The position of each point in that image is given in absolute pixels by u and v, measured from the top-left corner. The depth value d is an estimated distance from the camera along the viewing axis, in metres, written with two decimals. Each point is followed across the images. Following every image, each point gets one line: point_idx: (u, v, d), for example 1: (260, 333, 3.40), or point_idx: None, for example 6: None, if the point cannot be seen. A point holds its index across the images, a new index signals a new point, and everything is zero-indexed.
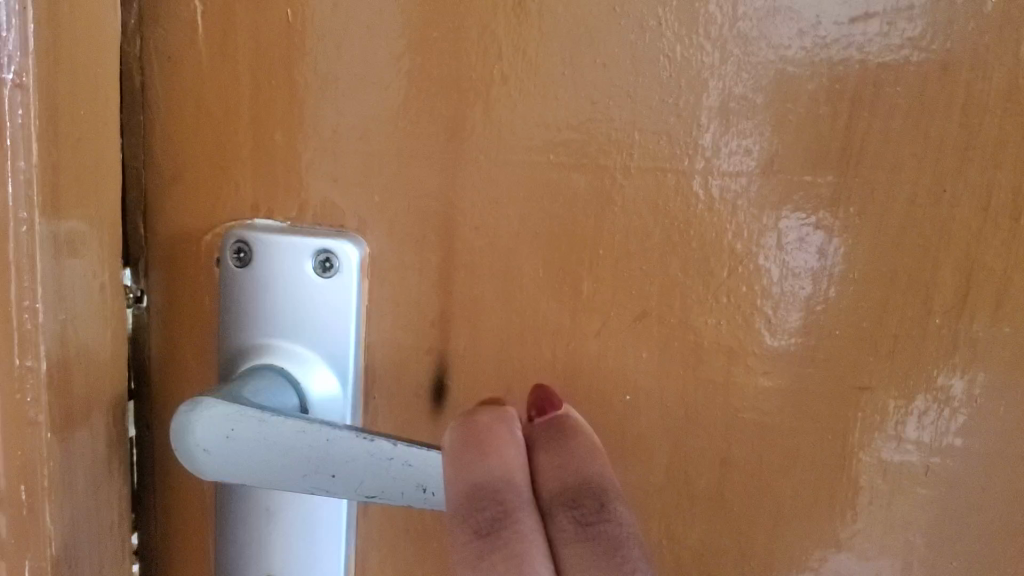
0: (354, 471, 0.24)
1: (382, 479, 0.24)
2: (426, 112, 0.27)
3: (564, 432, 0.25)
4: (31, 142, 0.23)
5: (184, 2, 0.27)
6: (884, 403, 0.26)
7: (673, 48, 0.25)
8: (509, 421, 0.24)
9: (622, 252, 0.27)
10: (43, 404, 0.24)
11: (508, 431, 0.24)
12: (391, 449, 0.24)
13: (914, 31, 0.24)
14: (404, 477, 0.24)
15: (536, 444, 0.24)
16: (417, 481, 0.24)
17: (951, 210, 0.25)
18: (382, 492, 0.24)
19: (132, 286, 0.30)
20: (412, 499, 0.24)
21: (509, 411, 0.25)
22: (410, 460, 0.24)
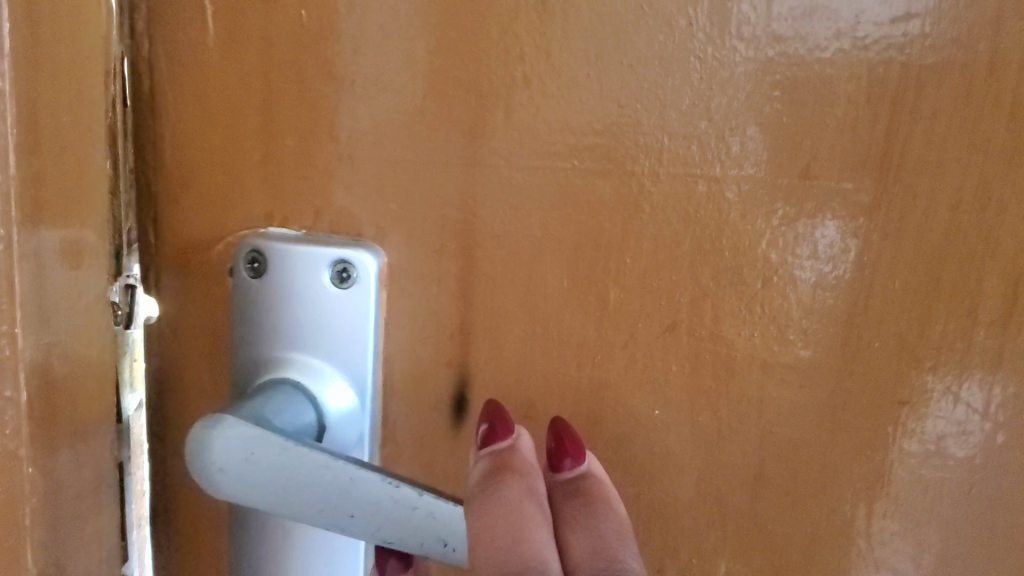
0: (373, 514, 0.23)
1: (402, 527, 0.23)
2: (446, 117, 0.26)
3: (590, 499, 0.25)
4: (8, 155, 0.21)
5: (193, 4, 0.26)
6: (927, 418, 0.25)
7: (705, 49, 0.24)
8: (533, 483, 0.25)
9: (649, 261, 0.26)
10: (24, 437, 0.22)
11: (534, 496, 0.24)
12: (414, 497, 0.23)
13: (958, 31, 0.23)
14: (426, 529, 0.23)
15: (562, 511, 0.25)
16: (439, 535, 0.23)
17: (996, 217, 0.24)
18: (400, 539, 0.23)
19: (121, 303, 0.28)
20: (432, 552, 0.23)
21: (532, 469, 0.25)
22: (435, 511, 0.23)
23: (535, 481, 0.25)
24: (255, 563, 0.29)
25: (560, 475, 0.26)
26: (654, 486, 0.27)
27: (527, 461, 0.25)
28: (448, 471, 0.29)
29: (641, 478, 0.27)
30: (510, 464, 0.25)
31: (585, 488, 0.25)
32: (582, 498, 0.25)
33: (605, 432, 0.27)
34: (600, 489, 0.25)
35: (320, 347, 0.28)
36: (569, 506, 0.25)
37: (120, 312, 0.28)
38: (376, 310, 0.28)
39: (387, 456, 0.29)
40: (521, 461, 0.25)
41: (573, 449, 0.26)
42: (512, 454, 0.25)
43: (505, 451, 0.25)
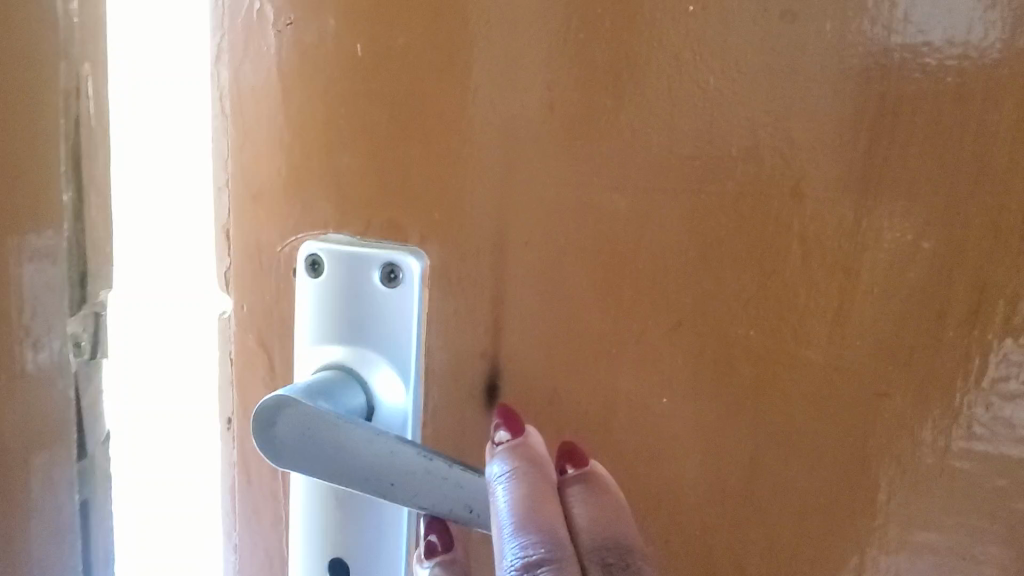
0: (411, 483, 0.28)
1: (435, 494, 0.28)
2: (483, 138, 0.30)
3: (594, 485, 0.28)
4: None
5: (265, 43, 0.32)
6: (902, 411, 0.28)
7: (706, 80, 0.28)
8: (547, 469, 0.28)
9: (657, 267, 0.29)
10: None
11: (547, 476, 0.27)
12: (446, 469, 0.28)
13: (929, 64, 0.26)
14: (455, 496, 0.28)
15: (569, 491, 0.28)
16: (466, 502, 0.28)
17: (964, 230, 0.26)
18: (433, 505, 0.28)
19: (84, 334, 0.36)
20: (459, 516, 0.28)
21: (545, 458, 0.28)
22: (462, 481, 0.28)
23: (548, 474, 0.27)
24: (304, 530, 0.33)
25: (566, 476, 0.29)
26: (662, 465, 0.30)
27: (539, 455, 0.28)
28: (479, 452, 0.32)
29: (651, 459, 0.30)
30: (525, 460, 0.27)
31: (591, 477, 0.28)
32: (587, 487, 0.28)
33: (618, 418, 0.31)
34: (603, 481, 0.28)
35: (371, 340, 0.31)
36: (575, 489, 0.28)
37: (83, 342, 0.36)
38: (419, 309, 0.31)
39: (429, 436, 0.33)
40: (533, 456, 0.28)
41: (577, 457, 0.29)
42: (524, 449, 0.28)
43: (518, 446, 0.28)
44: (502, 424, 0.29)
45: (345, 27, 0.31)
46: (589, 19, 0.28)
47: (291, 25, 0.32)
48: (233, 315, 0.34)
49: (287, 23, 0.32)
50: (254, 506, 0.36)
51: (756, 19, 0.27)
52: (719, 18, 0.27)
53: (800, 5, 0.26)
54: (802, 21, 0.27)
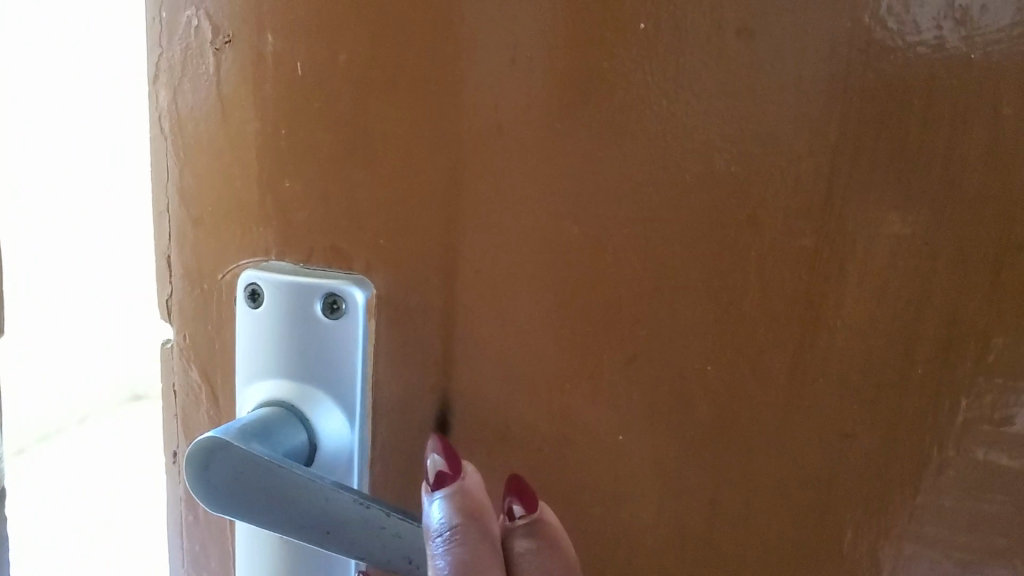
0: (348, 533, 0.26)
1: (373, 544, 0.27)
2: (427, 162, 0.29)
3: (542, 534, 0.28)
4: None
5: (201, 63, 0.30)
6: (869, 453, 0.26)
7: (661, 102, 0.26)
8: (488, 524, 0.28)
9: (611, 299, 0.28)
10: None
11: (487, 534, 0.28)
12: (384, 518, 0.27)
13: (895, 86, 0.24)
14: (393, 547, 0.27)
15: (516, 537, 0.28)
16: (405, 553, 0.27)
17: (933, 262, 0.25)
18: (370, 555, 0.27)
19: None
20: (397, 567, 0.27)
21: (486, 510, 0.28)
22: (400, 531, 0.27)
23: (489, 525, 0.28)
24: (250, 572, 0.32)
25: (515, 521, 0.29)
26: (620, 506, 0.29)
27: (479, 501, 0.28)
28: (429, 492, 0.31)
29: (608, 499, 0.29)
30: (465, 509, 0.27)
31: (540, 525, 0.28)
32: (534, 541, 0.28)
33: (573, 457, 0.29)
34: (551, 529, 0.28)
35: (313, 374, 0.30)
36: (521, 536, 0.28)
37: None
38: (362, 342, 0.30)
39: (377, 472, 0.32)
40: (473, 504, 0.28)
41: (527, 499, 0.29)
42: (463, 496, 0.28)
43: (457, 492, 0.28)
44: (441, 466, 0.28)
45: (285, 46, 0.29)
46: (537, 38, 0.27)
47: (229, 44, 0.30)
48: (175, 345, 0.33)
49: (226, 41, 0.30)
50: (202, 543, 0.34)
51: (710, 38, 0.25)
52: (674, 37, 0.26)
53: (757, 22, 0.25)
54: (761, 40, 0.25)
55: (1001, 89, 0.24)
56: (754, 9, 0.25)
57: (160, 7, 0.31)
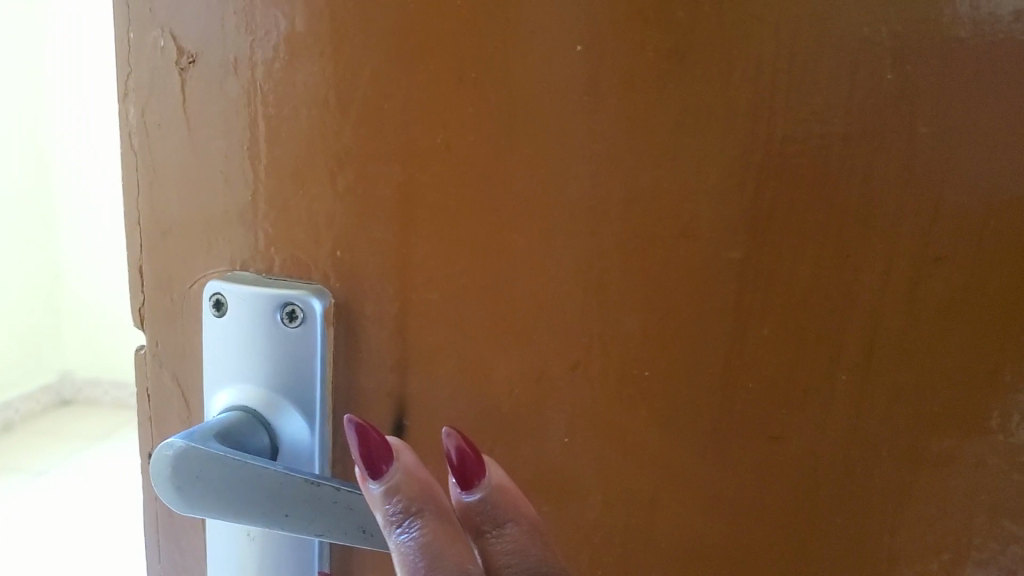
0: (303, 513, 0.28)
1: (328, 519, 0.28)
2: (379, 178, 0.30)
3: (502, 504, 0.27)
4: None
5: (168, 80, 0.32)
6: (798, 454, 0.27)
7: (599, 119, 0.27)
8: (445, 509, 0.26)
9: (554, 307, 0.29)
10: None
11: (449, 518, 0.26)
12: (334, 493, 0.28)
13: (816, 106, 0.25)
14: (347, 519, 0.28)
15: (474, 510, 0.27)
16: (358, 524, 0.28)
17: (855, 273, 0.26)
18: (327, 531, 0.28)
19: None
20: (353, 538, 0.28)
21: (437, 492, 0.26)
22: (352, 503, 0.28)
23: (444, 504, 0.26)
24: (224, 566, 0.33)
25: (469, 493, 0.27)
26: (568, 505, 0.30)
27: (426, 481, 0.26)
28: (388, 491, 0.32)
29: (557, 498, 0.30)
30: (419, 493, 0.26)
31: (500, 494, 0.27)
32: (495, 515, 0.27)
33: (522, 458, 0.30)
34: (511, 498, 0.27)
35: (275, 377, 0.31)
36: (478, 509, 0.27)
37: None
38: (320, 349, 0.31)
39: (339, 473, 0.33)
40: (423, 485, 0.26)
41: (477, 466, 0.27)
42: (413, 481, 0.26)
43: (405, 479, 0.26)
44: (374, 455, 0.26)
45: (244, 66, 0.31)
46: (481, 58, 0.28)
47: (192, 64, 0.31)
48: (149, 350, 0.34)
49: (189, 61, 0.31)
50: (176, 541, 0.36)
51: (643, 59, 0.27)
52: (609, 57, 0.27)
53: (686, 45, 0.26)
54: (690, 60, 0.26)
55: (914, 106, 0.25)
56: (683, 33, 0.26)
57: (128, 27, 0.32)
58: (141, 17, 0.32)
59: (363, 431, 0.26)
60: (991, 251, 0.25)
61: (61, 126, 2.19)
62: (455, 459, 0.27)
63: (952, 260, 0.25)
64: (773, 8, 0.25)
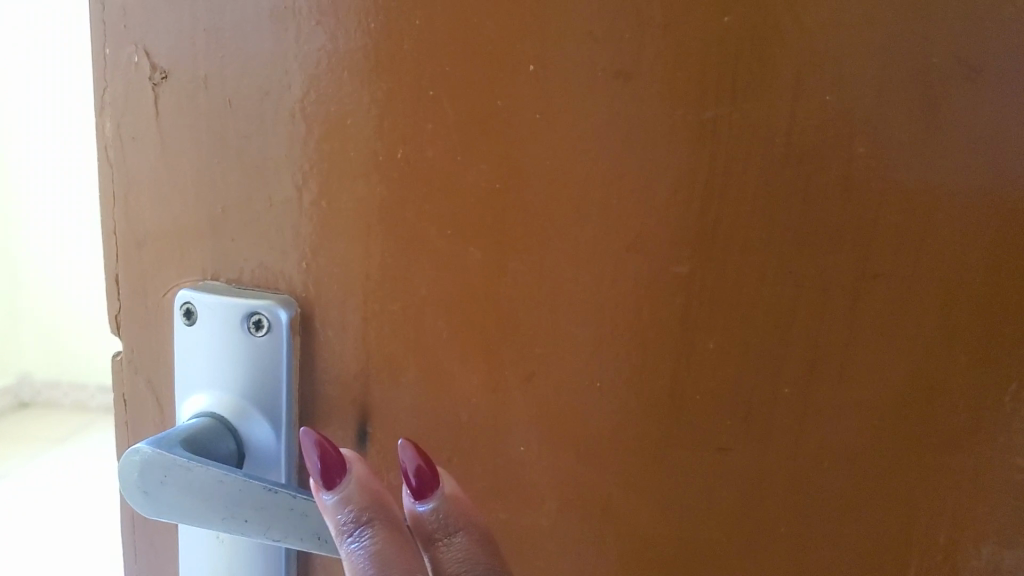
0: (262, 517, 0.28)
1: (284, 525, 0.28)
2: (341, 191, 0.31)
3: (453, 515, 0.28)
4: None
5: (143, 97, 0.33)
6: (743, 464, 0.28)
7: (550, 136, 0.28)
8: (395, 518, 0.27)
9: (509, 318, 0.29)
10: None
11: (398, 528, 0.27)
12: (290, 500, 0.28)
13: (759, 125, 0.26)
14: (303, 525, 0.28)
15: (426, 520, 0.27)
16: (314, 530, 0.28)
17: (797, 288, 0.26)
18: (286, 537, 0.28)
19: None
20: (309, 545, 0.28)
21: (388, 504, 0.27)
22: (307, 510, 0.28)
23: (394, 514, 0.27)
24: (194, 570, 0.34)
25: (421, 505, 0.27)
26: (524, 512, 0.31)
27: (378, 491, 0.27)
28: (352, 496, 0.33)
29: (513, 506, 0.31)
30: (371, 503, 0.27)
31: (452, 505, 0.28)
32: (447, 526, 0.27)
33: (479, 466, 0.31)
34: (462, 509, 0.28)
35: (243, 385, 0.32)
36: (430, 520, 0.27)
37: None
38: (285, 358, 0.32)
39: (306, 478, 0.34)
40: (375, 495, 0.27)
41: (431, 479, 0.27)
42: (365, 491, 0.27)
43: (358, 490, 0.27)
44: (328, 466, 0.26)
45: (213, 82, 0.31)
46: (438, 76, 0.29)
47: (164, 80, 0.32)
48: (125, 357, 0.35)
49: (162, 77, 0.32)
50: (152, 547, 0.36)
51: (592, 79, 0.27)
52: (560, 75, 0.27)
53: (633, 66, 0.27)
54: (638, 79, 0.27)
55: (853, 127, 0.25)
56: (630, 53, 0.27)
57: (105, 43, 0.33)
58: (116, 33, 0.32)
59: (321, 443, 0.26)
60: (927, 269, 0.25)
61: (66, 126, 2.19)
62: (409, 472, 0.27)
63: (889, 277, 0.26)
64: (715, 30, 0.26)
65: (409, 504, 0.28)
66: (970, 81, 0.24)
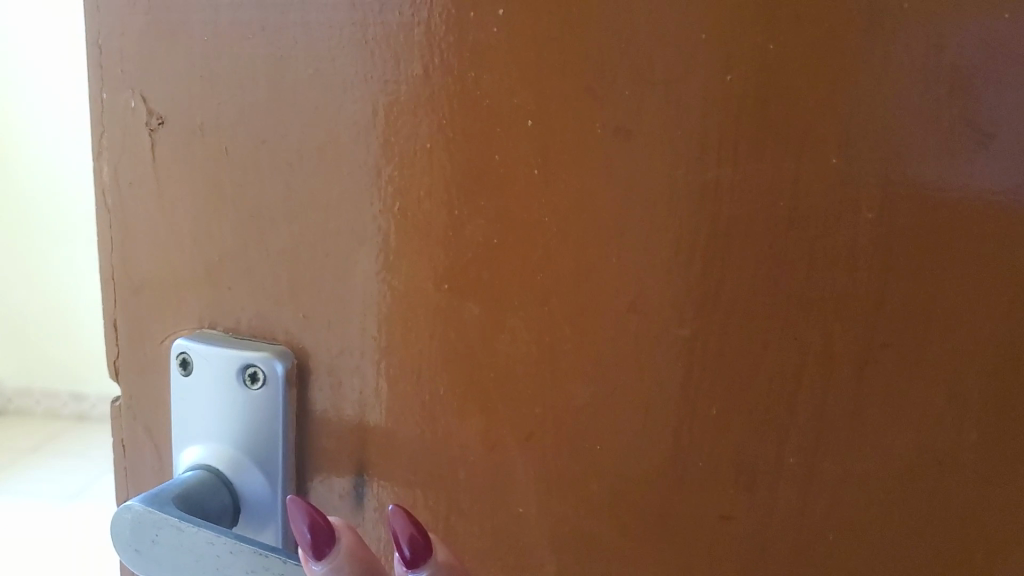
0: None
1: None
2: (336, 243, 0.30)
3: None
4: None
5: (140, 143, 0.32)
6: (746, 533, 0.27)
7: (548, 193, 0.27)
8: None
9: (506, 376, 0.29)
10: None
11: None
12: None
13: (764, 187, 0.25)
14: None
15: None
16: None
17: (802, 356, 0.25)
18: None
19: None
20: None
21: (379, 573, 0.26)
22: None
23: None
24: None
25: (413, 573, 0.27)
26: (522, 573, 0.30)
27: (369, 559, 0.27)
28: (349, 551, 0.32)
29: (510, 568, 0.30)
30: (361, 573, 0.26)
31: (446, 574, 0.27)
32: None
33: (477, 525, 0.30)
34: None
35: (239, 437, 0.32)
36: None
37: None
38: (280, 411, 0.31)
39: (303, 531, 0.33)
40: (365, 564, 0.26)
41: (422, 548, 0.27)
42: (355, 560, 0.26)
43: (347, 559, 0.26)
44: (317, 536, 0.26)
45: (210, 130, 0.31)
46: (433, 129, 0.28)
47: (161, 125, 0.31)
48: (124, 402, 0.35)
49: (159, 123, 0.31)
50: None
51: (592, 135, 0.26)
52: (557, 131, 0.27)
53: (634, 122, 0.26)
54: (637, 136, 0.26)
55: (860, 190, 0.24)
56: (630, 110, 0.26)
57: (101, 87, 0.32)
58: (113, 78, 0.32)
59: (309, 512, 0.26)
60: (936, 340, 0.25)
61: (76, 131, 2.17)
62: (401, 540, 0.27)
63: (897, 347, 0.25)
64: (718, 89, 0.25)
65: (402, 573, 0.27)
66: (983, 147, 0.23)
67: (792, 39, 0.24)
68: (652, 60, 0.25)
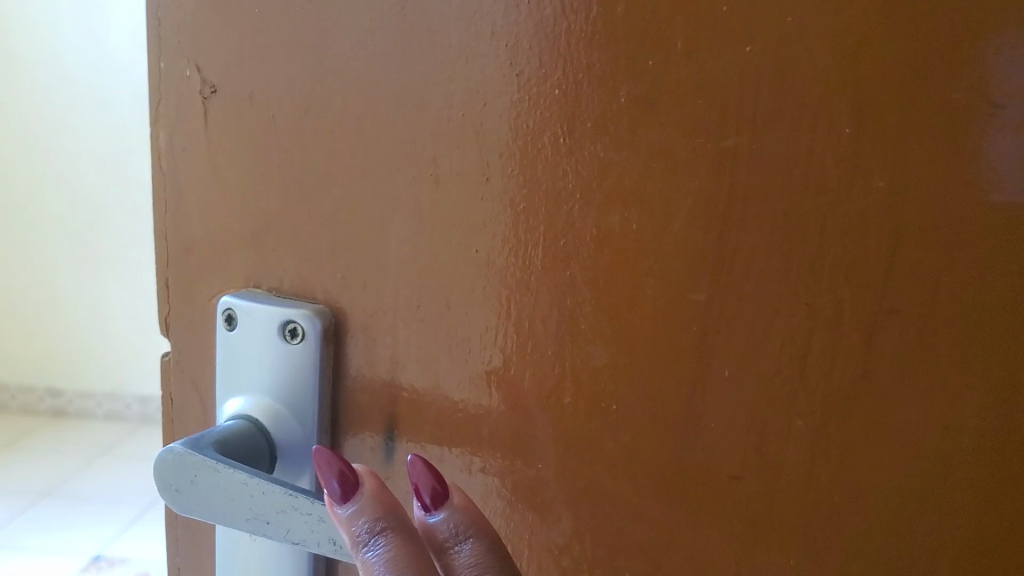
0: (283, 521, 0.29)
1: (302, 529, 0.29)
2: (371, 207, 0.31)
3: (465, 525, 0.28)
4: None
5: (194, 110, 0.34)
6: (754, 493, 0.28)
7: (572, 160, 0.28)
8: (410, 527, 0.28)
9: (528, 336, 0.30)
10: None
11: (414, 536, 0.28)
12: (310, 505, 0.29)
13: (779, 156, 0.26)
14: (320, 531, 0.29)
15: (440, 529, 0.28)
16: (330, 536, 0.29)
17: (812, 321, 0.26)
18: (304, 539, 0.29)
19: None
20: (326, 549, 0.29)
21: (402, 512, 0.28)
22: (324, 515, 0.29)
23: (408, 522, 0.28)
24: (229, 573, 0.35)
25: (433, 515, 0.28)
26: (538, 528, 0.31)
27: (391, 500, 0.28)
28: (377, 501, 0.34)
29: (530, 522, 0.31)
30: (385, 513, 0.27)
31: (464, 516, 0.28)
32: (459, 537, 0.28)
33: (497, 480, 0.32)
34: (474, 518, 0.28)
35: (277, 389, 0.33)
36: (442, 530, 0.28)
37: None
38: (317, 365, 0.33)
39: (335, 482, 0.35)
40: (389, 505, 0.28)
41: (441, 491, 0.28)
42: (378, 502, 0.28)
43: (371, 500, 0.27)
44: (341, 480, 0.28)
45: (258, 98, 0.33)
46: (465, 98, 0.29)
47: (214, 94, 0.33)
48: (173, 356, 0.37)
49: (212, 91, 0.33)
50: (193, 543, 0.37)
51: (615, 105, 0.27)
52: (582, 101, 0.28)
53: (656, 93, 0.27)
54: (658, 106, 0.27)
55: (871, 160, 0.25)
56: (652, 81, 0.27)
57: (160, 58, 0.34)
58: (170, 48, 0.34)
59: (333, 459, 0.28)
60: (944, 309, 0.25)
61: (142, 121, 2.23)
62: (421, 485, 0.28)
63: (905, 314, 0.25)
64: (736, 61, 0.26)
65: (422, 515, 0.28)
66: (992, 117, 0.24)
67: (810, 13, 0.25)
68: (674, 33, 0.26)
